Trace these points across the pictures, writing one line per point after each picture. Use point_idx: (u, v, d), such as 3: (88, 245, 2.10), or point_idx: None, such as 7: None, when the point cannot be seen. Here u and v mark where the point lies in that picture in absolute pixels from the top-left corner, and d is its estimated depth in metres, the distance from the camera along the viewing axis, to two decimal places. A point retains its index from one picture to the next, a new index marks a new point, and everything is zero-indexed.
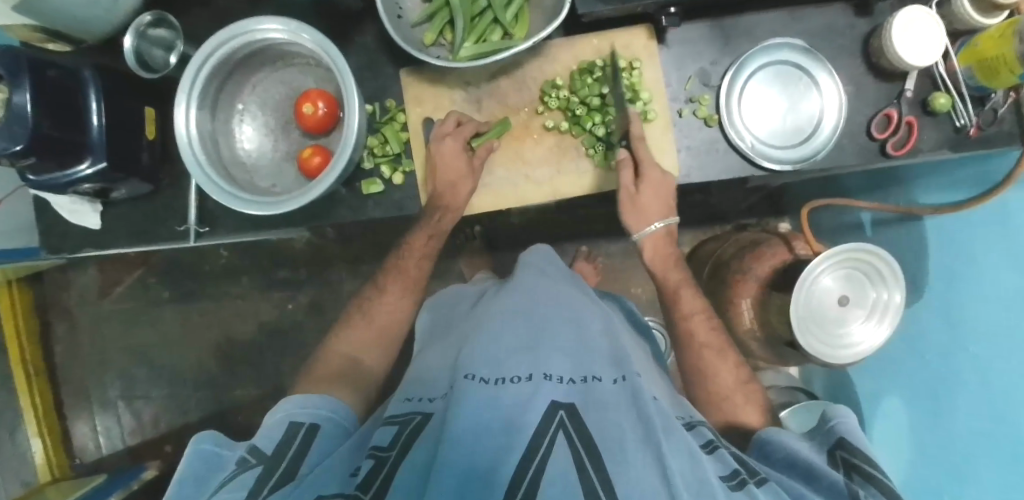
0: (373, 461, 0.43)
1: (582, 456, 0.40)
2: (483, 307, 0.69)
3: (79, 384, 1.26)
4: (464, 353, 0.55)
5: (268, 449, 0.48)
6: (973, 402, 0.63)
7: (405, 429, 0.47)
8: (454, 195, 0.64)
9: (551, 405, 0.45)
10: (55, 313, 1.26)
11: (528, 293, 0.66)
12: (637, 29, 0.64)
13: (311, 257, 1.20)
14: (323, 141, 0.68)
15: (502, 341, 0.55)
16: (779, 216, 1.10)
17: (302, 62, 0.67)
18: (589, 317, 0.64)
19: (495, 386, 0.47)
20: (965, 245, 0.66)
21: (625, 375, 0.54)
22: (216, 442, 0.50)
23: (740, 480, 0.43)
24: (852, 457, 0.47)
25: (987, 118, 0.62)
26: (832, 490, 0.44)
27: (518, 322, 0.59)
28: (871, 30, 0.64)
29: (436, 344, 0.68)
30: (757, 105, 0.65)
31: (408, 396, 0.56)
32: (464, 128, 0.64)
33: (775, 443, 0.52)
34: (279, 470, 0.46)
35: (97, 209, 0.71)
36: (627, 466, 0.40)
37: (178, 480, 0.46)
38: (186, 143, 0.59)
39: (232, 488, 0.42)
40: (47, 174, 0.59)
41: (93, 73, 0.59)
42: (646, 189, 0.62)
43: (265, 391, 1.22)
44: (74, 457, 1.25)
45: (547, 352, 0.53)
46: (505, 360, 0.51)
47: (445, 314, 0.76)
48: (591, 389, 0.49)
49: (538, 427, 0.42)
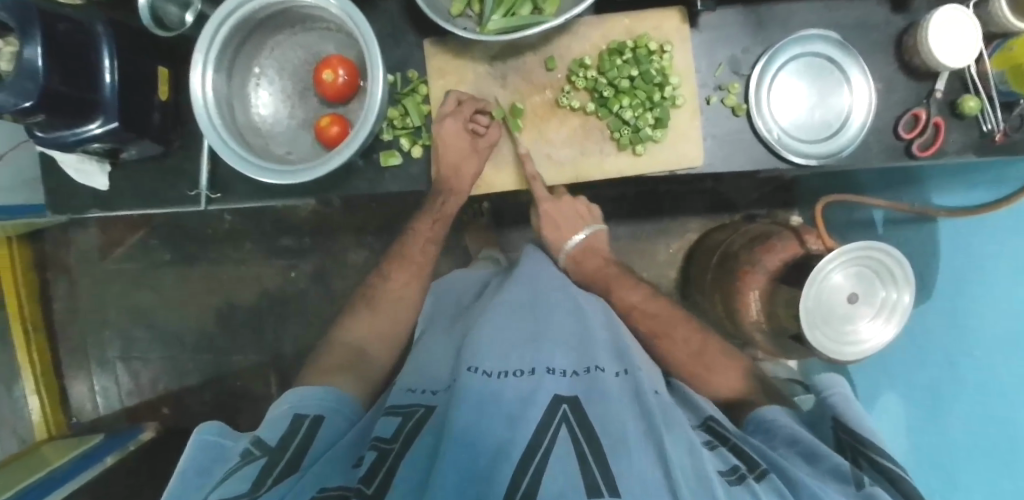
0: (376, 453, 0.45)
1: (582, 448, 0.42)
2: (489, 297, 0.69)
3: (78, 343, 1.26)
4: (467, 343, 0.56)
5: (272, 441, 0.49)
6: (978, 405, 0.66)
7: (408, 422, 0.50)
8: (456, 178, 0.65)
9: (553, 398, 0.47)
10: (55, 271, 1.25)
11: (530, 282, 0.66)
12: (669, 12, 0.63)
13: (315, 226, 1.19)
14: (341, 110, 0.66)
15: (506, 334, 0.56)
16: (787, 208, 1.10)
17: (322, 27, 0.64)
18: (590, 307, 0.64)
19: (497, 379, 0.49)
20: (977, 255, 0.68)
21: (628, 367, 0.54)
22: (220, 434, 0.52)
23: (739, 475, 0.44)
24: (854, 440, 0.52)
25: (1014, 124, 0.61)
26: (834, 473, 0.46)
27: (520, 315, 0.60)
28: (907, 27, 0.62)
29: (438, 332, 0.69)
30: (787, 96, 0.64)
31: (410, 386, 0.57)
32: (465, 108, 0.63)
33: (776, 422, 0.53)
34: (282, 462, 0.47)
35: (105, 169, 0.70)
36: (629, 460, 0.41)
37: (183, 471, 0.48)
38: (202, 106, 0.57)
39: (235, 480, 0.43)
40: (55, 131, 0.59)
41: (107, 29, 0.57)
42: (546, 218, 0.72)
43: (264, 357, 1.22)
44: (70, 416, 1.26)
45: (549, 345, 0.55)
46: (509, 352, 0.53)
47: (450, 302, 0.77)
48: (594, 381, 0.50)
49: (541, 420, 0.45)
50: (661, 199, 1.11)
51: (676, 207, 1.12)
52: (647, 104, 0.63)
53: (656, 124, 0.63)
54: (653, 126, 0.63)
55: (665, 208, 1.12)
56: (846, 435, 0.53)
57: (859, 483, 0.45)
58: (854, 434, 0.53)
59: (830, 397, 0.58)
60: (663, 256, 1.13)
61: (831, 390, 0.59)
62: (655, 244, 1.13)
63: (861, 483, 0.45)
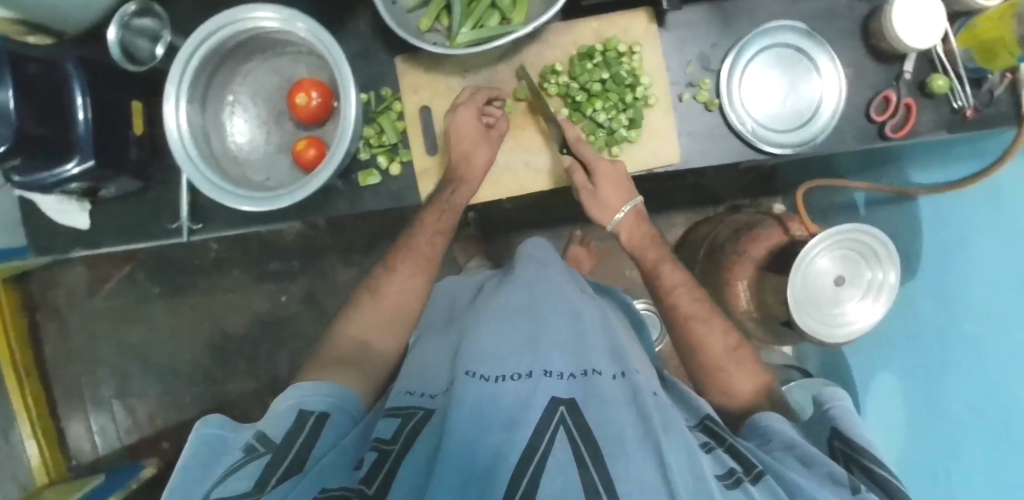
0: (376, 454, 0.45)
1: (581, 449, 0.40)
2: (485, 301, 0.68)
3: (72, 383, 1.25)
4: (463, 348, 0.56)
5: (276, 437, 0.47)
6: (971, 383, 0.64)
7: (407, 424, 0.49)
8: (467, 168, 0.63)
9: (551, 401, 0.46)
10: (43, 312, 1.23)
11: (528, 289, 0.66)
12: (636, 13, 0.63)
13: (304, 248, 1.19)
14: (318, 132, 0.66)
15: (502, 338, 0.56)
16: (771, 197, 1.10)
17: (294, 50, 0.65)
18: (585, 310, 0.64)
19: (494, 383, 0.48)
20: (962, 225, 0.68)
21: (624, 370, 0.54)
22: (221, 426, 0.49)
23: (736, 478, 0.44)
24: (848, 448, 0.51)
25: (984, 99, 0.62)
26: (831, 479, 0.45)
27: (517, 320, 0.60)
28: (871, 11, 0.63)
29: (436, 338, 0.69)
30: (758, 87, 0.64)
31: (410, 389, 0.56)
32: (479, 96, 0.63)
33: (771, 429, 0.54)
34: (286, 461, 0.45)
35: (85, 207, 0.70)
36: (625, 461, 0.40)
37: (183, 464, 0.45)
38: (176, 138, 0.57)
39: (239, 478, 0.42)
40: (33, 174, 0.58)
41: (77, 66, 0.57)
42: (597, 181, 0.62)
43: (261, 383, 1.21)
44: (70, 458, 1.24)
45: (549, 348, 0.54)
46: (506, 355, 0.53)
47: (446, 308, 0.77)
48: (589, 383, 0.50)
49: (539, 423, 0.43)
50: (647, 197, 1.12)
51: (661, 203, 1.12)
52: (620, 106, 0.63)
53: (630, 125, 0.63)
54: (628, 127, 0.64)
55: (651, 205, 1.12)
56: (840, 443, 0.52)
57: (855, 488, 0.44)
58: (846, 441, 0.52)
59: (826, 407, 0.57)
60: None
61: (832, 403, 0.57)
62: None
63: (857, 489, 0.44)
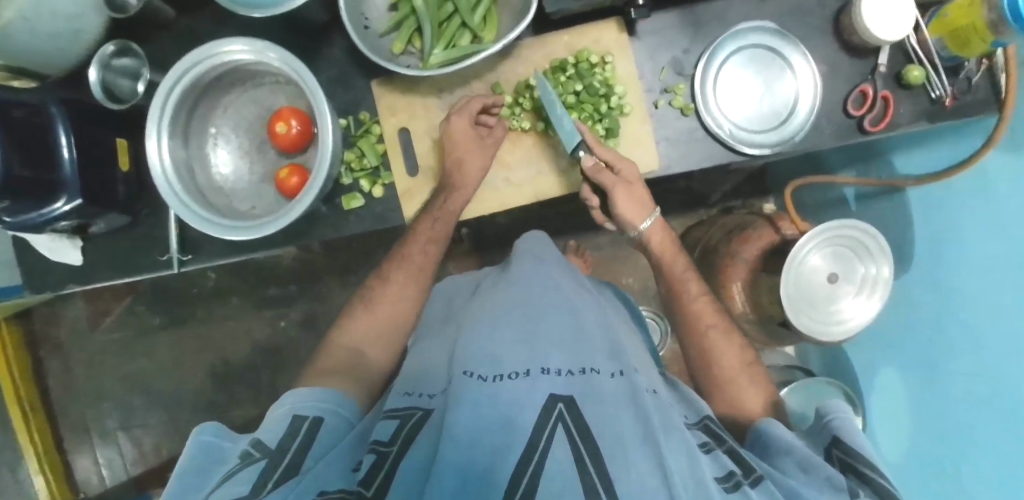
0: (375, 456, 0.41)
1: (581, 449, 0.38)
2: (482, 295, 0.63)
3: (77, 418, 1.25)
4: (459, 346, 0.52)
5: (271, 443, 0.46)
6: (970, 372, 0.63)
7: (407, 423, 0.46)
8: (461, 175, 0.64)
9: (548, 399, 0.43)
10: (46, 348, 1.24)
11: (523, 281, 0.61)
12: (606, 24, 0.64)
13: (300, 272, 1.19)
14: (300, 159, 0.67)
15: (500, 332, 0.51)
16: (764, 196, 1.10)
17: (272, 80, 0.66)
18: (583, 306, 0.60)
19: (492, 383, 0.44)
20: (951, 215, 0.67)
21: (622, 368, 0.51)
22: (218, 434, 0.48)
23: (736, 481, 0.43)
24: (846, 456, 0.49)
25: (961, 87, 0.62)
26: (830, 485, 0.45)
27: (513, 313, 0.55)
28: (840, 7, 0.63)
29: (432, 335, 0.64)
30: (734, 89, 0.65)
31: (407, 390, 0.52)
32: (472, 103, 0.63)
33: (770, 434, 0.53)
34: (282, 464, 0.44)
35: (77, 244, 0.71)
36: (626, 462, 0.38)
37: (180, 473, 0.45)
38: (160, 174, 0.58)
39: (235, 483, 0.40)
40: (22, 215, 0.59)
41: (60, 108, 0.58)
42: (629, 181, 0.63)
43: (264, 409, 1.21)
44: (77, 492, 1.24)
45: (546, 345, 0.50)
46: (503, 352, 0.48)
47: (443, 305, 0.70)
48: (589, 382, 0.46)
49: (535, 423, 0.40)
50: None
51: None
52: (595, 116, 0.64)
53: (607, 135, 0.64)
54: (604, 137, 0.64)
55: None
56: (839, 452, 0.50)
57: (853, 493, 0.44)
58: (847, 450, 0.50)
59: (827, 418, 0.54)
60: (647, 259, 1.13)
61: (834, 414, 0.54)
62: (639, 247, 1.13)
63: (855, 494, 0.43)
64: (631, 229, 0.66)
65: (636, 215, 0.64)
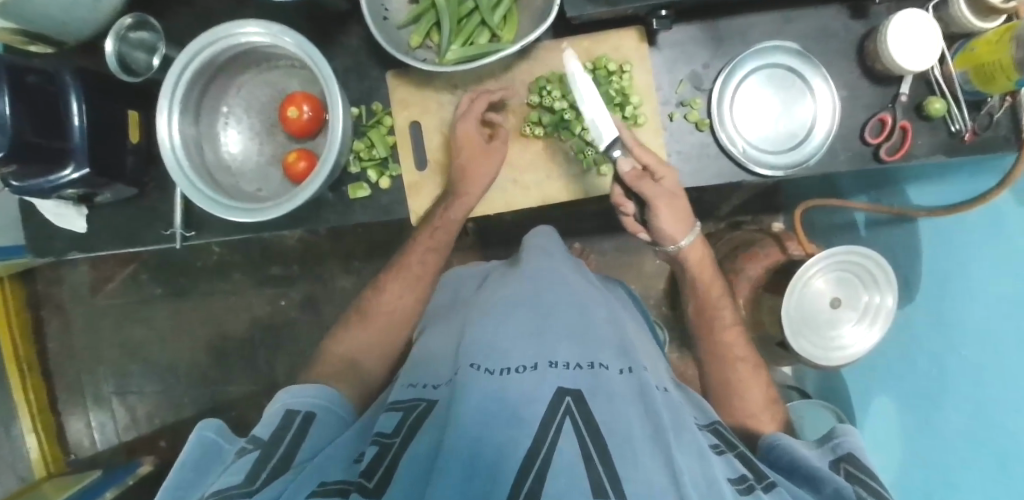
0: (376, 448, 0.41)
1: (589, 448, 0.36)
2: (491, 287, 0.62)
3: (73, 380, 1.26)
4: (466, 339, 0.51)
5: (265, 435, 0.47)
6: (968, 402, 0.63)
7: (409, 416, 0.45)
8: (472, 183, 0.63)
9: (557, 392, 0.41)
10: (48, 309, 1.25)
11: (533, 275, 0.60)
12: (627, 32, 0.63)
13: (304, 254, 1.19)
14: (310, 145, 0.67)
15: (508, 325, 0.50)
16: (773, 214, 1.09)
17: (288, 64, 0.65)
18: (594, 302, 0.58)
19: (499, 377, 0.43)
20: (958, 253, 0.67)
21: (632, 365, 0.49)
22: (221, 432, 0.48)
23: (748, 484, 0.42)
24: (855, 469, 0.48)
25: (982, 123, 0.61)
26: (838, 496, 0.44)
27: (523, 306, 0.54)
28: (867, 32, 0.62)
29: (438, 326, 0.63)
30: (750, 107, 0.64)
31: (412, 382, 0.52)
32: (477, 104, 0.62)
33: (785, 449, 0.53)
34: (275, 456, 0.44)
35: (83, 213, 0.70)
36: (635, 462, 0.36)
37: (179, 466, 0.44)
38: (170, 150, 0.58)
39: (230, 472, 0.41)
40: (30, 180, 0.59)
41: (75, 76, 0.57)
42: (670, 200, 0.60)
43: (258, 386, 1.22)
44: (68, 453, 1.25)
45: (554, 339, 0.48)
46: (510, 346, 0.47)
47: (449, 295, 0.71)
48: (598, 376, 0.44)
49: (542, 420, 0.39)
50: None
51: None
52: None
53: None
54: None
55: None
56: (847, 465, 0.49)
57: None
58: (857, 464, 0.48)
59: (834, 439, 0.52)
60: (650, 269, 1.12)
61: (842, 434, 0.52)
62: (644, 255, 1.12)
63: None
64: (667, 242, 0.65)
65: (678, 232, 0.63)
